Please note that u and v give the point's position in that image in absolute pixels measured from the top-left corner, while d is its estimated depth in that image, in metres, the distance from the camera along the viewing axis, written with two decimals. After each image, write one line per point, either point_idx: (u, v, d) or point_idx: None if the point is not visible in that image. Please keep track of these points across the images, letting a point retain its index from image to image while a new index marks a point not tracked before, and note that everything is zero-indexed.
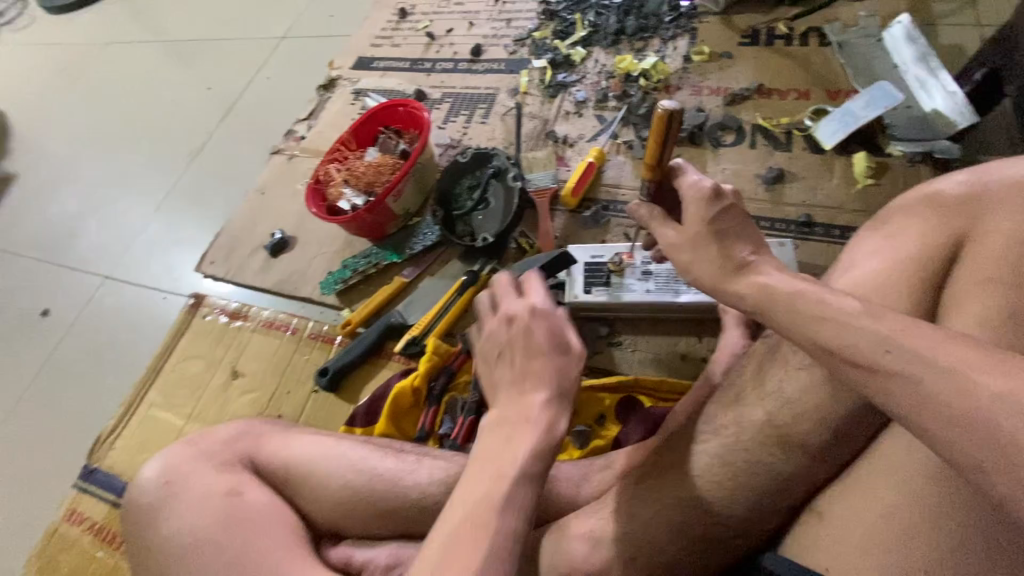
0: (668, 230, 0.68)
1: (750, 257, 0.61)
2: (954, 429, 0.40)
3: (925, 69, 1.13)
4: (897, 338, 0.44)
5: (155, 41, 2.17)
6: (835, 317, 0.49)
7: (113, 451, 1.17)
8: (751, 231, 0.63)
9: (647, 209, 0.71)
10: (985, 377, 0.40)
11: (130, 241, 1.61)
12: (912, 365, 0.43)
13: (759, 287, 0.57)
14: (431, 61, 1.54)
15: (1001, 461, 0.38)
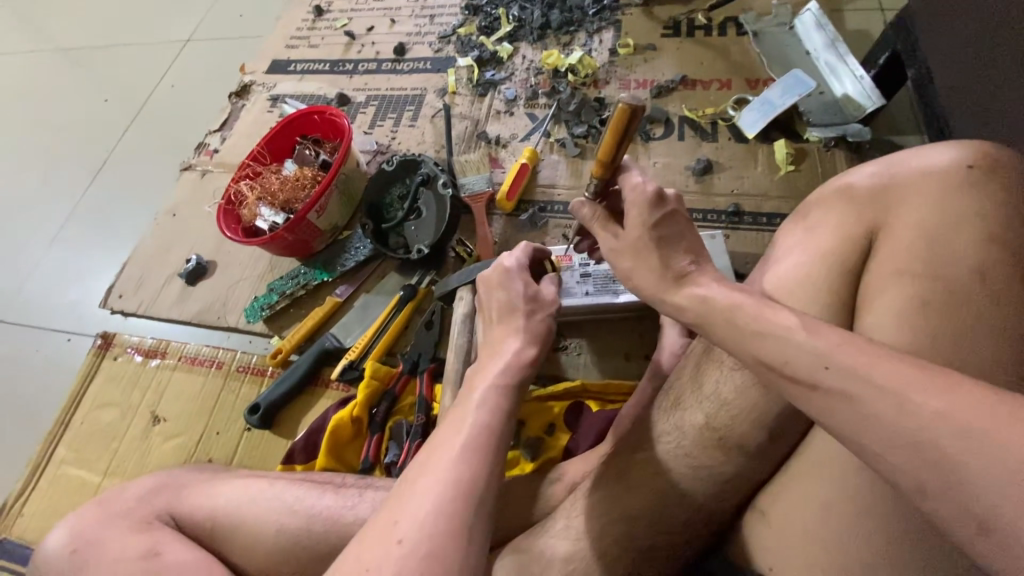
0: (611, 235, 0.67)
1: (687, 267, 0.60)
2: (891, 444, 0.41)
3: (834, 55, 1.17)
4: (837, 355, 0.45)
5: (37, 49, 1.92)
6: (775, 333, 0.49)
7: (20, 520, 1.04)
8: (688, 234, 0.63)
9: (590, 210, 0.68)
10: (919, 395, 0.41)
11: (24, 278, 1.43)
12: (849, 382, 0.44)
13: (701, 299, 0.56)
14: (352, 62, 1.45)
15: (934, 470, 0.40)
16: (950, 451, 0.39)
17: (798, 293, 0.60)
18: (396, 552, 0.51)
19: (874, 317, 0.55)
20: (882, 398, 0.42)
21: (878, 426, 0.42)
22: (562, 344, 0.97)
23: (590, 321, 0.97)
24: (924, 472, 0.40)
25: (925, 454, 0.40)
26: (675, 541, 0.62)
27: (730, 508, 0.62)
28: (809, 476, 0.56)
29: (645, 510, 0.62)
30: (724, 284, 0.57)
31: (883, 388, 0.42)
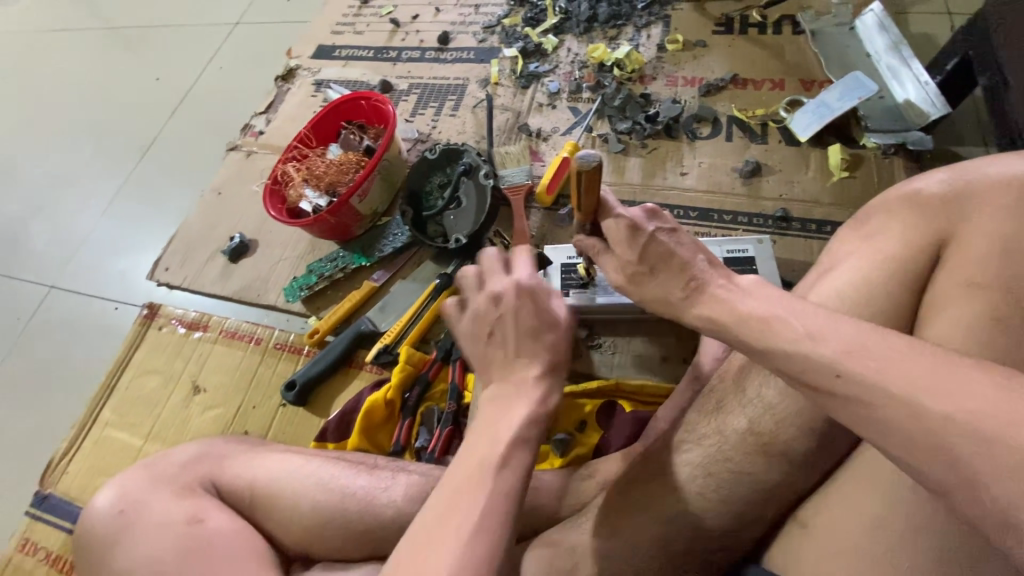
0: (610, 263, 0.72)
1: (683, 295, 0.62)
2: (919, 455, 0.41)
3: (898, 58, 1.12)
4: (845, 362, 0.45)
5: (95, 27, 2.00)
6: (793, 336, 0.49)
7: (67, 475, 1.09)
8: (692, 244, 0.65)
9: (590, 245, 0.74)
10: (981, 396, 0.39)
11: (77, 246, 1.50)
12: (862, 390, 0.44)
13: (709, 320, 0.57)
14: (396, 49, 1.46)
15: (999, 471, 0.38)
16: (966, 456, 0.39)
17: (856, 300, 0.57)
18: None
19: (939, 330, 0.53)
20: (903, 405, 0.41)
21: (902, 437, 0.41)
22: (596, 342, 0.96)
23: (627, 321, 0.96)
24: (956, 481, 0.39)
25: (946, 460, 0.40)
26: (710, 546, 0.61)
27: (770, 518, 0.60)
28: (858, 487, 0.54)
29: (681, 512, 0.61)
30: (733, 291, 0.57)
31: (897, 397, 0.42)
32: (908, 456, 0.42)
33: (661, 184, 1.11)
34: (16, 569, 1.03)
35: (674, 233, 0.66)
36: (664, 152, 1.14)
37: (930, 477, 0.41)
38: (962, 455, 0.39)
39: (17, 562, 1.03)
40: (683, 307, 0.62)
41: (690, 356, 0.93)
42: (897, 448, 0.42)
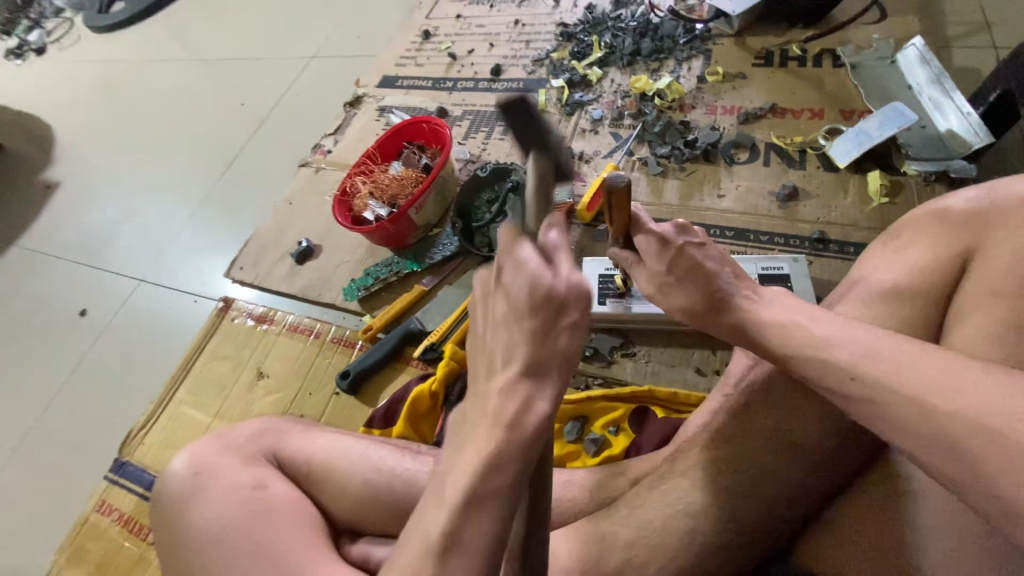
0: (641, 275, 0.78)
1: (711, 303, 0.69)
2: (928, 445, 0.46)
3: (939, 90, 1.14)
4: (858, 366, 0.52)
5: (192, 59, 2.29)
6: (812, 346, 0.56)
7: (142, 445, 1.22)
8: (720, 257, 0.71)
9: (624, 258, 0.81)
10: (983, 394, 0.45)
11: (164, 246, 1.69)
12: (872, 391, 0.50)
13: (736, 328, 0.66)
14: (452, 80, 1.61)
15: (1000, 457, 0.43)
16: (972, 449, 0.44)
17: (883, 309, 0.61)
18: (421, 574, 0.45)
19: (961, 339, 0.56)
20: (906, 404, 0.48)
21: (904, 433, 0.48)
22: (630, 350, 1.01)
23: (661, 331, 1.00)
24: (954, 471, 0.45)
25: (952, 451, 0.45)
26: (738, 541, 0.63)
27: (799, 517, 0.63)
28: (882, 488, 0.59)
29: (709, 506, 0.64)
30: (755, 303, 0.65)
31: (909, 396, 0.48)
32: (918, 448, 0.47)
33: (699, 204, 1.16)
34: (92, 526, 1.15)
35: (704, 247, 0.71)
36: (702, 175, 1.20)
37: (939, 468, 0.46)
38: (968, 444, 0.45)
39: (94, 521, 1.15)
40: (710, 317, 0.69)
41: (723, 367, 0.95)
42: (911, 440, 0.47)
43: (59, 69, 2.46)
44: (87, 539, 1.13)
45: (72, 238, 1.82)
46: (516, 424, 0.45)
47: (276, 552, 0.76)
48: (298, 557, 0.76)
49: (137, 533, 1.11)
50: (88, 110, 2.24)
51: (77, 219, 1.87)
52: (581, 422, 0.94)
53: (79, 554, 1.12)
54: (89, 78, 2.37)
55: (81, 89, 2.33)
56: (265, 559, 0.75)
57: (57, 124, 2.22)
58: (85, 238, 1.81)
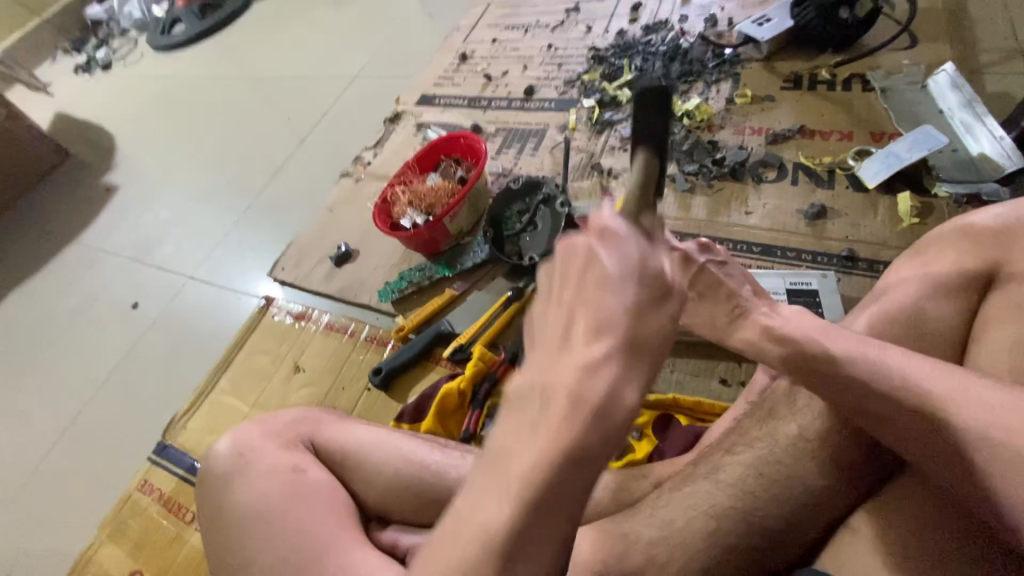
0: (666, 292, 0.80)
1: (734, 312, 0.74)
2: None
3: (971, 114, 1.15)
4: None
5: (245, 77, 2.47)
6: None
7: (184, 430, 1.29)
8: (737, 276, 0.78)
9: None
10: None
11: (211, 247, 1.81)
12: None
13: (750, 342, 0.70)
14: (488, 99, 1.70)
15: None
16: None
17: (907, 321, 0.62)
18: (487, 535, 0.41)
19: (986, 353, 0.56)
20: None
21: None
22: None
23: (686, 342, 1.02)
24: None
25: None
26: (760, 545, 0.63)
27: (821, 525, 0.63)
28: (908, 498, 0.57)
29: (732, 508, 0.65)
30: (772, 316, 0.70)
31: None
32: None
33: (726, 221, 1.18)
34: (134, 504, 1.21)
35: (725, 265, 0.79)
36: (730, 193, 1.22)
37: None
38: None
39: (134, 500, 1.21)
40: (732, 327, 0.74)
41: (748, 379, 0.96)
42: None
43: (126, 84, 2.68)
44: (128, 516, 1.20)
45: (129, 237, 1.96)
46: (588, 399, 0.41)
47: (312, 531, 0.80)
48: (332, 538, 0.80)
49: (174, 513, 1.17)
50: (150, 121, 2.43)
51: (135, 219, 2.02)
52: None
53: (120, 531, 1.19)
54: (152, 92, 2.57)
55: (144, 102, 2.53)
56: (302, 538, 0.79)
57: (121, 133, 2.41)
58: (141, 237, 1.95)
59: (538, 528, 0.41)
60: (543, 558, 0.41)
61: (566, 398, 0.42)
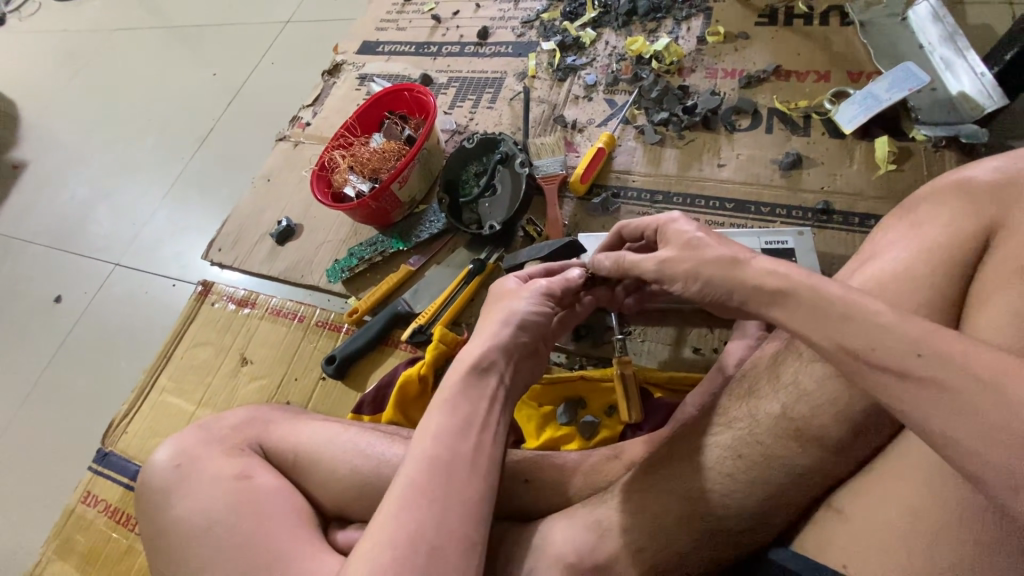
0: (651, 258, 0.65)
1: (689, 267, 0.62)
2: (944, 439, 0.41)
3: (953, 49, 1.07)
4: (916, 348, 0.45)
5: (159, 27, 2.14)
6: (863, 320, 0.48)
7: (126, 434, 1.18)
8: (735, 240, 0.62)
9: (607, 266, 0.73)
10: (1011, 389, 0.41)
11: (138, 228, 1.61)
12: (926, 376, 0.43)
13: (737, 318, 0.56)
14: (437, 44, 1.50)
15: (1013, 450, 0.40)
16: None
17: (898, 287, 0.57)
18: (421, 495, 0.56)
19: (985, 320, 0.53)
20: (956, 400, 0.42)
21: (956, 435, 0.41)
22: (625, 329, 0.98)
23: (658, 310, 0.97)
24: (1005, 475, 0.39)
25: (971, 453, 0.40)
26: (738, 527, 0.61)
27: (802, 503, 0.61)
28: (895, 478, 0.55)
29: (710, 492, 0.61)
30: (760, 289, 0.55)
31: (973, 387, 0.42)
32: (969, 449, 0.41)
33: (696, 175, 1.11)
34: (79, 517, 1.12)
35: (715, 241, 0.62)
36: (702, 144, 1.14)
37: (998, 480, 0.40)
38: None
39: (79, 513, 1.12)
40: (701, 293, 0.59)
41: (721, 346, 0.92)
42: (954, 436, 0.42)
43: (18, 40, 2.29)
44: (74, 530, 1.11)
45: (40, 221, 1.73)
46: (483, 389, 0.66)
47: (260, 542, 0.71)
48: (283, 550, 0.71)
49: (123, 524, 1.09)
50: (52, 83, 2.10)
51: (45, 200, 1.78)
52: (575, 405, 0.92)
53: (67, 546, 1.10)
54: (51, 49, 2.21)
55: (43, 60, 2.19)
56: (250, 552, 0.70)
57: (21, 99, 2.08)
58: (55, 220, 1.72)
59: (455, 483, 0.57)
60: (460, 517, 0.56)
61: (478, 399, 0.65)
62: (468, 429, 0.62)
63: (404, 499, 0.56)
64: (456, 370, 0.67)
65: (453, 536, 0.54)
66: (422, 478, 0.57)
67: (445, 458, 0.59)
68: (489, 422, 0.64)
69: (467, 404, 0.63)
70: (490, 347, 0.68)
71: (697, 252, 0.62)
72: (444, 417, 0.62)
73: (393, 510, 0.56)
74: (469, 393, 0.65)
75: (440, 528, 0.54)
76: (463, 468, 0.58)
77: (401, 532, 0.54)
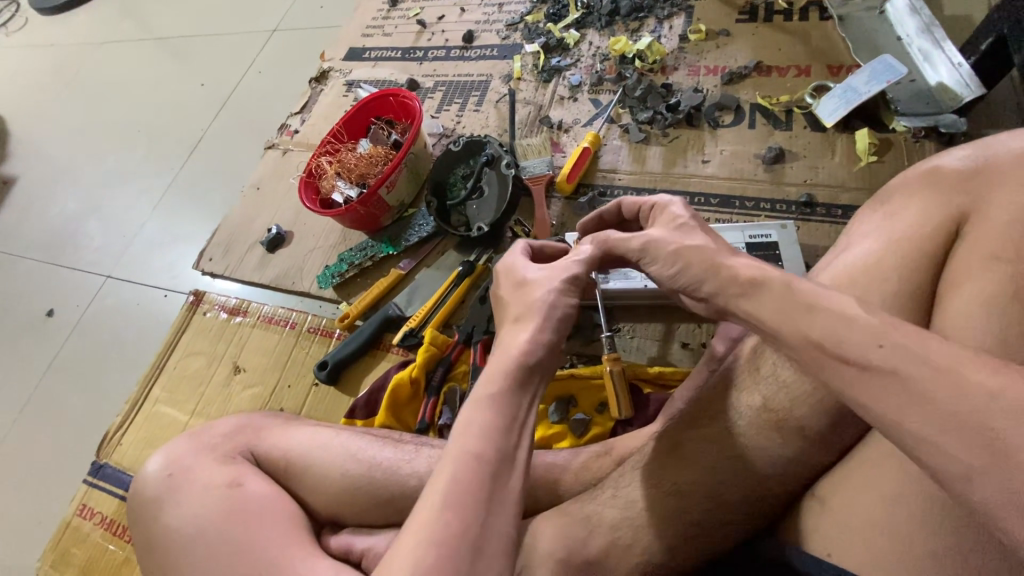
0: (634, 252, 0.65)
1: (674, 248, 0.62)
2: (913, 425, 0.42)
3: (930, 40, 1.09)
4: (886, 337, 0.45)
5: (146, 39, 2.14)
6: (836, 310, 0.48)
7: (120, 446, 1.18)
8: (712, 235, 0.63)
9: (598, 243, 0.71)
10: (978, 374, 0.41)
11: (129, 240, 1.61)
12: (903, 365, 0.43)
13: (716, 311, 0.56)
14: (423, 49, 1.51)
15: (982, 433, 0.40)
16: (1006, 433, 0.39)
17: (873, 278, 0.58)
18: (459, 494, 0.55)
19: (957, 307, 0.54)
20: (928, 386, 0.42)
21: (929, 419, 0.42)
22: (614, 327, 0.98)
23: (646, 306, 0.98)
24: (977, 459, 0.40)
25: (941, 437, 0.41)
26: (724, 519, 0.61)
27: (785, 493, 0.61)
28: (874, 466, 0.55)
29: (695, 485, 0.62)
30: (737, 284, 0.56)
31: (945, 375, 0.42)
32: (938, 435, 0.41)
33: (681, 172, 1.12)
34: (74, 530, 1.12)
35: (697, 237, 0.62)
36: (686, 141, 1.15)
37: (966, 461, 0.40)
38: (965, 422, 0.40)
39: (74, 526, 1.12)
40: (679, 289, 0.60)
41: (709, 340, 0.93)
42: (924, 421, 0.42)
43: (6, 55, 2.29)
44: (70, 544, 1.11)
45: (31, 235, 1.73)
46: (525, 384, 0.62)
47: (253, 548, 0.71)
48: (275, 556, 0.71)
49: (119, 535, 1.09)
50: (40, 97, 2.10)
51: (36, 214, 1.77)
52: (565, 404, 0.93)
53: (62, 560, 1.10)
54: (39, 64, 2.22)
55: (31, 74, 2.19)
56: (242, 559, 0.71)
57: (10, 114, 2.08)
58: (46, 234, 1.71)
59: (493, 483, 0.56)
60: (497, 519, 0.55)
61: (519, 396, 0.61)
62: (512, 428, 0.59)
63: (448, 502, 0.54)
64: (495, 360, 0.63)
65: (495, 537, 0.54)
66: (460, 478, 0.55)
67: (490, 458, 0.57)
68: (532, 419, 0.61)
69: (512, 401, 0.60)
70: (533, 337, 0.63)
71: (684, 236, 0.63)
72: (489, 414, 0.59)
73: (432, 510, 0.54)
74: (512, 388, 0.61)
75: (484, 530, 0.54)
76: (506, 469, 0.57)
77: (446, 534, 0.53)
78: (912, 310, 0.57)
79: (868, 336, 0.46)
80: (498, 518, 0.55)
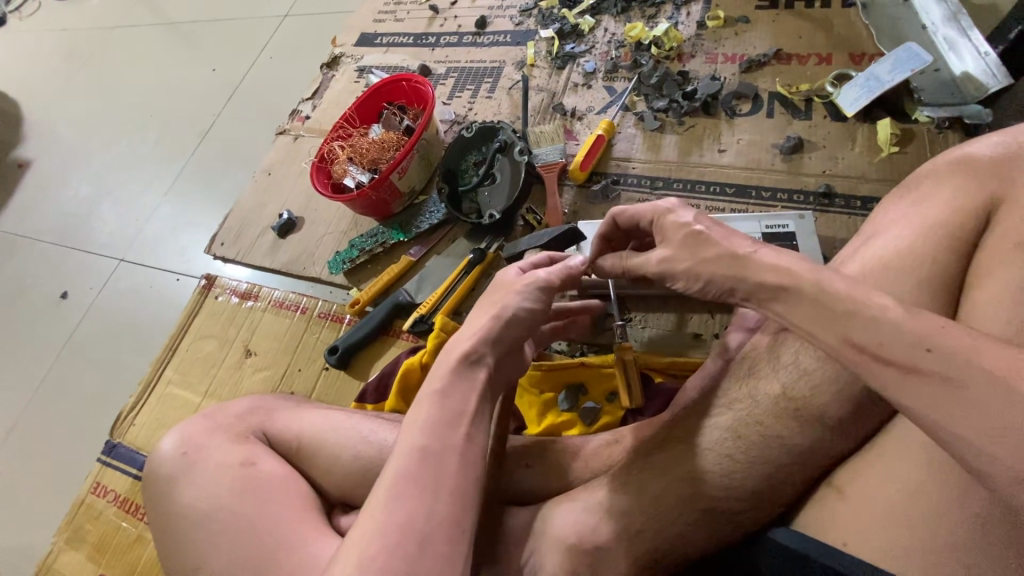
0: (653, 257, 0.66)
1: (688, 266, 0.61)
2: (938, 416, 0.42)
3: (956, 29, 1.07)
4: (928, 334, 0.45)
5: (158, 23, 2.14)
6: (866, 306, 0.48)
7: (134, 426, 1.20)
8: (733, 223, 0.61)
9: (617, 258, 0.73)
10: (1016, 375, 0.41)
11: (141, 224, 1.62)
12: (951, 366, 0.43)
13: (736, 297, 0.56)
14: (435, 35, 1.50)
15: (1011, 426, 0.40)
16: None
17: (900, 267, 0.57)
18: (405, 487, 0.55)
19: (986, 296, 0.53)
20: (969, 383, 0.42)
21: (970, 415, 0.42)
22: (626, 316, 0.98)
23: (659, 295, 0.97)
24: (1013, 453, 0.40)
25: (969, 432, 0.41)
26: (736, 507, 0.61)
27: (800, 483, 0.61)
28: (895, 457, 0.55)
29: (711, 473, 0.61)
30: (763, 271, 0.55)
31: (987, 382, 0.42)
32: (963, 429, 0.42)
33: (697, 161, 1.10)
34: (89, 507, 1.14)
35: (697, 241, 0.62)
36: (701, 130, 1.13)
37: (999, 460, 0.41)
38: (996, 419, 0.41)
39: (89, 503, 1.14)
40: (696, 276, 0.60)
41: (722, 331, 0.92)
42: (960, 419, 0.42)
43: (19, 40, 2.30)
44: (85, 520, 1.13)
45: (45, 218, 1.74)
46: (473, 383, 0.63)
47: (264, 524, 0.73)
48: (285, 531, 0.72)
49: (133, 513, 1.11)
50: (53, 82, 2.11)
51: (49, 198, 1.79)
52: (576, 391, 0.93)
53: (78, 536, 1.12)
54: (51, 48, 2.22)
55: (45, 58, 2.19)
56: (256, 532, 0.72)
57: (23, 98, 2.09)
58: (60, 217, 1.73)
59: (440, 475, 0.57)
60: (444, 509, 0.55)
61: (468, 392, 0.62)
62: (457, 422, 0.60)
63: (396, 491, 0.55)
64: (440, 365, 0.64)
65: (441, 527, 0.54)
66: (405, 472, 0.56)
67: (436, 450, 0.58)
68: (479, 410, 0.62)
69: (458, 396, 0.62)
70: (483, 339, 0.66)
71: (698, 249, 0.61)
72: (434, 408, 0.60)
73: (380, 501, 0.55)
74: (458, 386, 0.63)
75: (430, 519, 0.54)
76: (450, 459, 0.58)
77: (391, 525, 0.54)
78: (939, 300, 0.56)
79: (891, 330, 0.46)
80: (446, 506, 0.55)
